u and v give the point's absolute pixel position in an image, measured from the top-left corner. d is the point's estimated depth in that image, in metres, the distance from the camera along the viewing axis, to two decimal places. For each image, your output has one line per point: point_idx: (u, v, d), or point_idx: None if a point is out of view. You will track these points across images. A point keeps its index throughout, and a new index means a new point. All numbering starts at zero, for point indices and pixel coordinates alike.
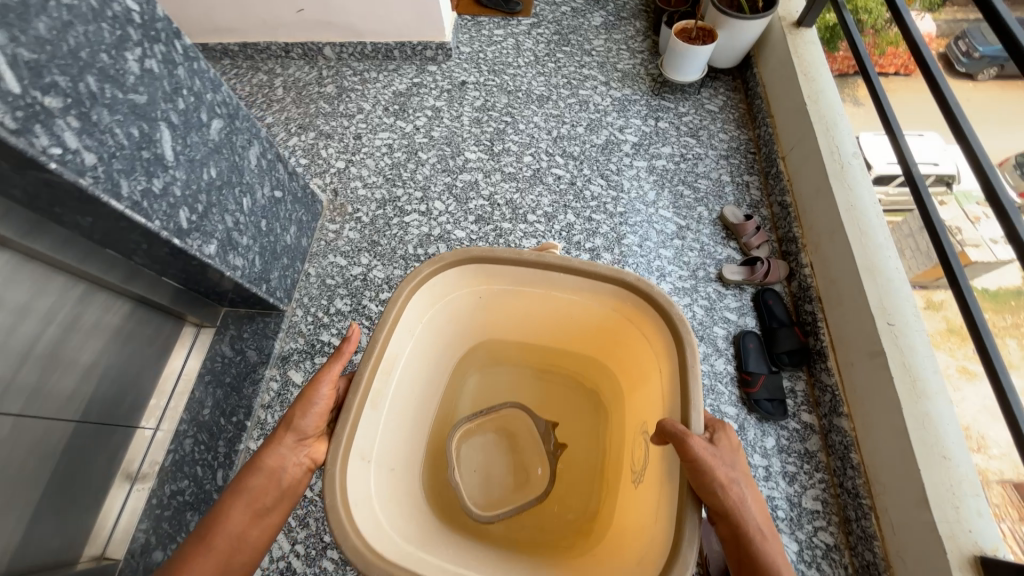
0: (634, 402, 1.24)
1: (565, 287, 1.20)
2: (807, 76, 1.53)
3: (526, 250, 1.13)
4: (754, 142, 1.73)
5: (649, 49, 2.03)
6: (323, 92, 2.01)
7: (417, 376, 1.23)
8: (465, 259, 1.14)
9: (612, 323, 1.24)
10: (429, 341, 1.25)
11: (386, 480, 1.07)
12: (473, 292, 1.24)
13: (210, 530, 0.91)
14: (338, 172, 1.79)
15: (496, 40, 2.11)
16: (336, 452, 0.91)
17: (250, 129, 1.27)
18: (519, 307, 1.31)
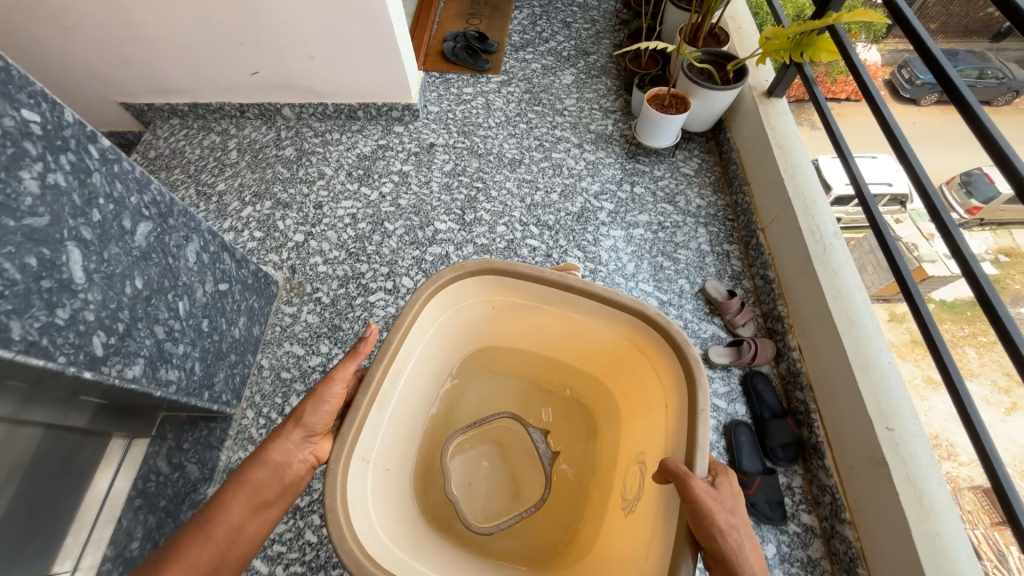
0: (633, 426, 1.24)
1: (579, 310, 1.22)
2: (780, 147, 1.51)
3: (547, 269, 1.16)
4: (731, 207, 1.70)
5: (622, 108, 2.00)
6: (281, 156, 1.88)
7: (419, 383, 1.25)
8: (483, 272, 1.18)
9: (623, 353, 1.25)
10: (436, 348, 1.28)
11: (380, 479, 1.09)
12: (486, 304, 1.28)
13: (210, 523, 0.92)
14: (297, 246, 1.66)
15: (465, 99, 2.04)
16: (338, 455, 0.93)
17: (187, 224, 1.14)
18: (527, 321, 1.34)
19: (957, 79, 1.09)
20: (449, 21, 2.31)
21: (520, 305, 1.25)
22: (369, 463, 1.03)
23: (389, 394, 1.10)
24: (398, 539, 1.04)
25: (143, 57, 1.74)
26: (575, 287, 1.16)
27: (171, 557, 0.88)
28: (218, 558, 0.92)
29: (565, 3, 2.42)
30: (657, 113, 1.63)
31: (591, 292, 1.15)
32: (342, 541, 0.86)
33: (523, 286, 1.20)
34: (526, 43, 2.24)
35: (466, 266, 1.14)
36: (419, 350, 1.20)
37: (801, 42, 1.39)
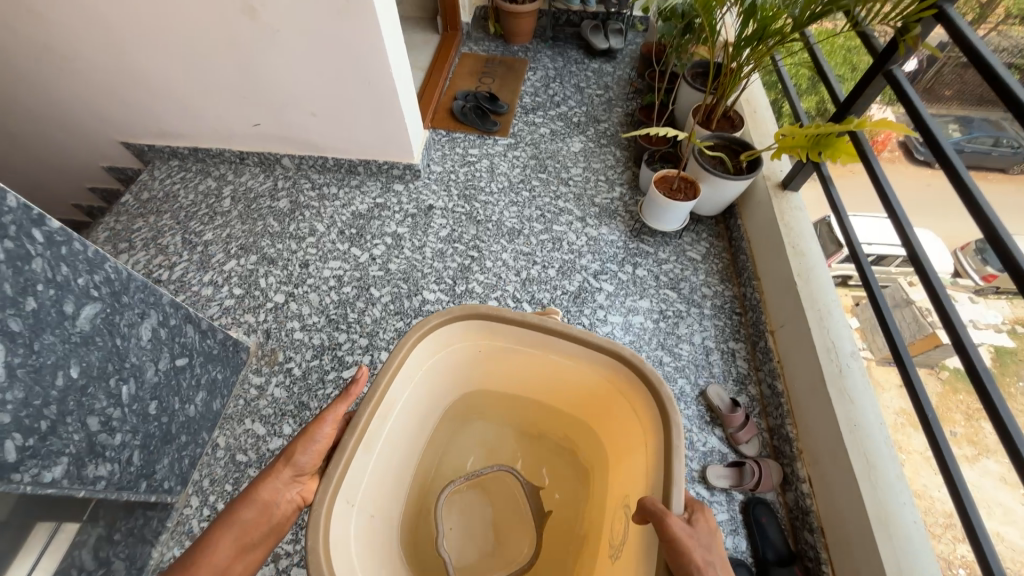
0: (619, 475, 1.20)
1: (558, 351, 1.21)
2: (795, 248, 1.42)
3: (530, 314, 1.16)
4: (739, 300, 1.59)
5: (629, 181, 1.94)
6: (274, 208, 1.83)
7: (408, 425, 1.21)
8: (471, 316, 1.17)
9: (604, 395, 1.23)
10: (427, 388, 1.26)
11: (364, 521, 1.04)
12: (476, 348, 1.26)
13: (195, 563, 0.88)
14: (276, 308, 1.57)
15: (469, 161, 2.00)
16: (323, 494, 0.88)
17: (147, 300, 1.06)
18: (515, 364, 1.32)
19: (945, 143, 1.08)
20: (461, 79, 2.34)
21: (507, 348, 1.24)
22: (352, 505, 0.99)
23: (377, 433, 1.06)
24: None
25: (146, 101, 1.72)
26: (553, 329, 1.15)
27: None
28: None
29: (580, 68, 2.42)
30: (662, 198, 1.57)
31: (569, 334, 1.15)
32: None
33: (510, 331, 1.20)
34: (537, 106, 2.22)
35: (453, 313, 1.12)
36: (410, 390, 1.17)
37: (818, 141, 1.30)
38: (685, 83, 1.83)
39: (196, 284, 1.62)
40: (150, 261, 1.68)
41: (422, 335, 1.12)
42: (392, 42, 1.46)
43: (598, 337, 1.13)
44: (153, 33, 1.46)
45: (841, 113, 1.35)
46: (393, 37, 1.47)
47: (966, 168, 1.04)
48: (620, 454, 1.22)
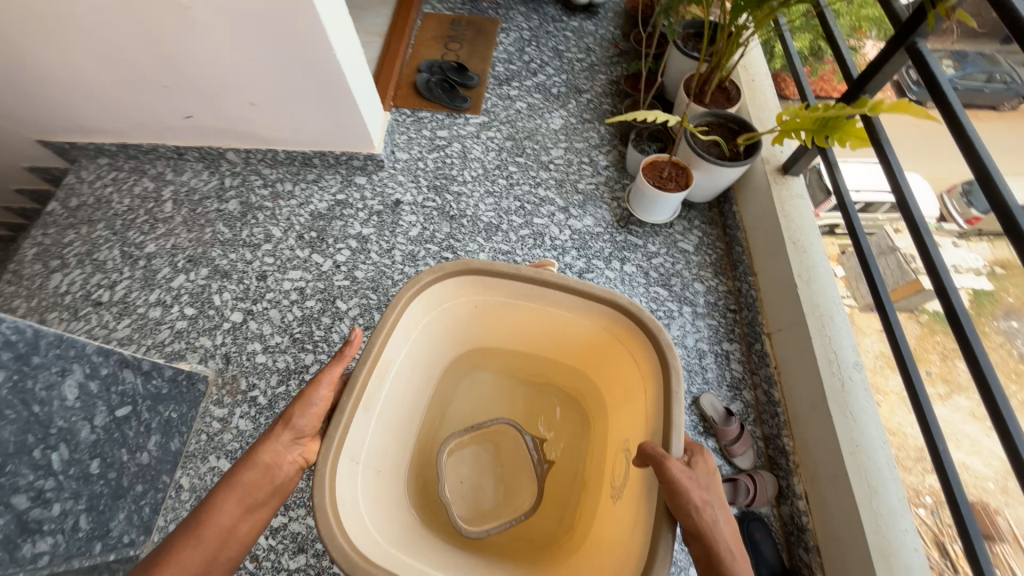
0: (620, 419, 1.21)
1: (554, 305, 1.20)
2: (795, 243, 1.31)
3: (524, 267, 1.14)
4: (733, 294, 1.50)
5: (616, 163, 1.77)
6: (222, 211, 1.64)
7: (406, 387, 1.21)
8: (464, 271, 1.15)
9: (601, 345, 1.23)
10: (422, 349, 1.24)
11: (371, 477, 1.05)
12: (471, 304, 1.24)
13: (200, 523, 0.87)
14: (234, 328, 1.43)
15: (438, 145, 1.80)
16: (326, 452, 0.89)
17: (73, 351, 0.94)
18: (513, 318, 1.30)
19: (942, 77, 0.99)
20: (424, 45, 2.08)
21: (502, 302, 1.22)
22: (357, 463, 0.99)
23: (376, 396, 1.06)
24: (393, 535, 1.01)
25: (54, 94, 1.48)
26: (544, 282, 1.14)
27: (160, 559, 0.83)
28: (208, 561, 0.86)
29: (557, 27, 2.15)
30: (652, 189, 1.42)
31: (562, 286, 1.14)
32: (333, 540, 0.83)
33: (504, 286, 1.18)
34: (512, 75, 1.99)
35: (446, 269, 1.10)
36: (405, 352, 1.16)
37: (827, 123, 1.15)
38: (675, 50, 1.61)
39: (142, 305, 1.47)
40: (87, 281, 1.51)
41: (416, 293, 1.10)
42: (333, 21, 1.25)
43: (596, 287, 1.13)
44: (44, 15, 1.21)
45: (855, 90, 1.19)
46: (334, 14, 1.25)
47: (963, 107, 0.97)
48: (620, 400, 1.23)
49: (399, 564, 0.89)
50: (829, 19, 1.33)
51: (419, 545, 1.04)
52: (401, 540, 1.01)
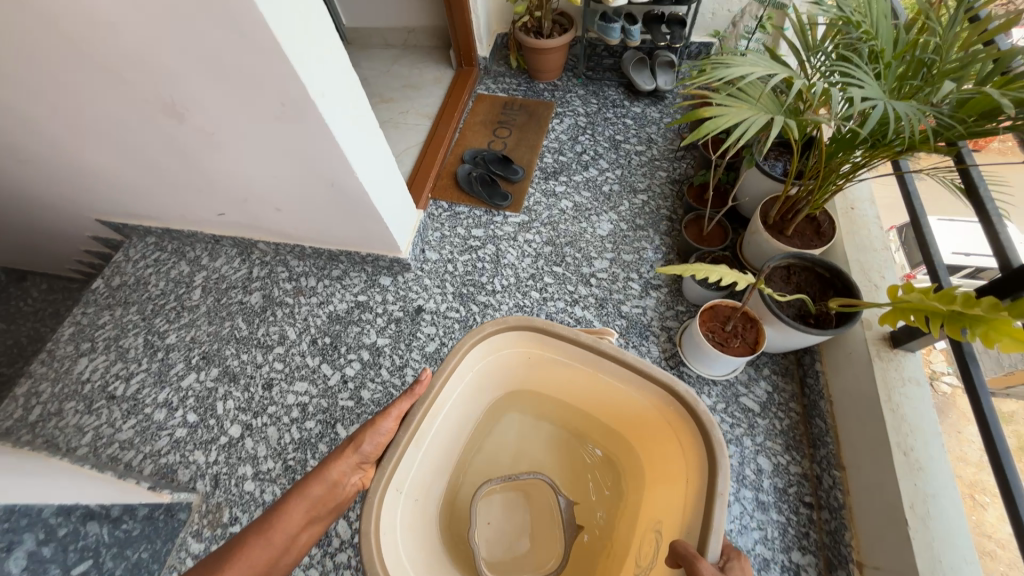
0: (656, 496, 1.11)
1: (610, 374, 1.13)
2: (906, 455, 0.98)
3: (584, 334, 1.09)
4: (810, 482, 1.17)
5: (669, 282, 1.53)
6: (245, 304, 1.60)
7: (450, 428, 1.18)
8: (524, 326, 1.13)
9: (649, 421, 1.13)
10: (473, 391, 1.21)
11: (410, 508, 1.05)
12: (525, 356, 1.20)
13: (272, 525, 0.92)
14: (229, 445, 1.34)
15: (471, 247, 1.67)
16: (377, 482, 0.91)
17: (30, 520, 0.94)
18: (562, 376, 1.24)
19: None
20: (472, 130, 1.99)
21: (559, 361, 1.17)
22: (400, 493, 0.99)
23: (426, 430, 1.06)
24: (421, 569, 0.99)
25: (108, 188, 1.53)
26: (607, 352, 1.07)
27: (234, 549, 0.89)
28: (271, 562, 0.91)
29: (617, 113, 1.98)
30: (710, 344, 1.17)
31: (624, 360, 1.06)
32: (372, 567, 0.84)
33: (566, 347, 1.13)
34: (560, 168, 1.84)
35: (509, 321, 1.08)
36: (456, 394, 1.14)
37: (961, 313, 0.85)
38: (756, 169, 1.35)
39: (151, 404, 1.43)
40: (108, 369, 1.51)
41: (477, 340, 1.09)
42: (356, 147, 1.15)
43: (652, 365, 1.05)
44: (95, 135, 1.25)
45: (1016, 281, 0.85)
46: (359, 139, 1.16)
47: None
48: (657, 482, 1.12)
49: None
50: (976, 174, 1.00)
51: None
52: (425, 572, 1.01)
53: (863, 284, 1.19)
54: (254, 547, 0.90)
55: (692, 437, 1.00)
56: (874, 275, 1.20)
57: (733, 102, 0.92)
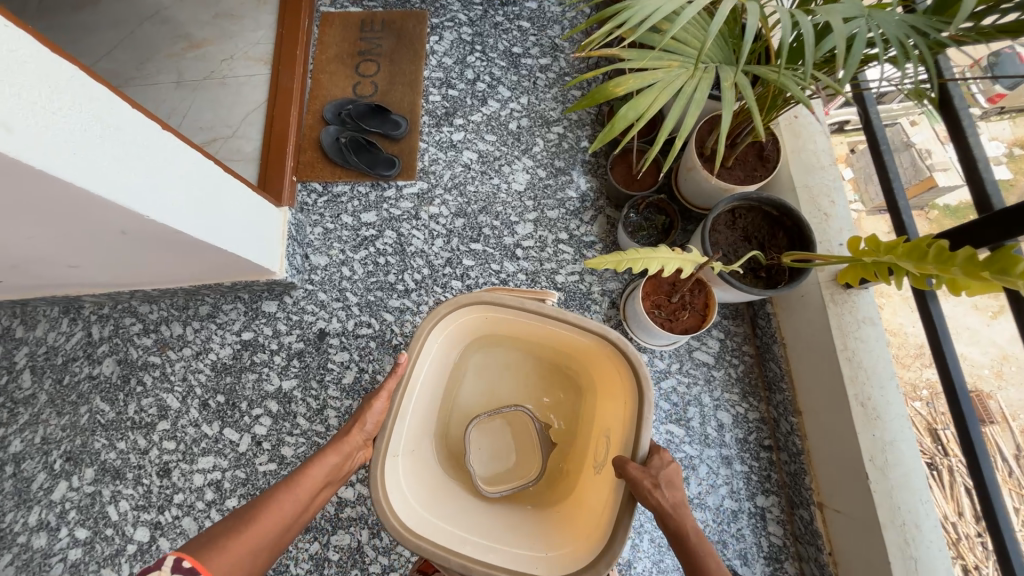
0: (604, 404, 1.10)
1: (562, 325, 1.06)
2: (864, 406, 0.94)
3: (530, 301, 1.01)
4: (768, 425, 1.15)
5: (603, 236, 1.33)
6: (97, 378, 1.26)
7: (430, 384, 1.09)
8: (478, 300, 1.02)
9: (596, 358, 1.08)
10: (451, 342, 1.10)
11: (409, 462, 1.02)
12: (483, 319, 1.10)
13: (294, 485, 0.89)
14: (141, 552, 1.14)
15: (365, 238, 1.34)
16: (377, 454, 0.90)
17: None
18: (520, 330, 1.14)
19: None
20: (327, 71, 1.50)
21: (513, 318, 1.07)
22: (398, 457, 0.98)
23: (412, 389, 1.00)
24: (425, 501, 0.99)
25: None
26: (550, 314, 1.01)
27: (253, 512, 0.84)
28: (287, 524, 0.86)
29: (508, 14, 1.54)
30: (659, 321, 1.04)
31: (565, 319, 1.01)
32: (388, 520, 0.86)
33: (511, 309, 1.03)
34: (452, 107, 1.45)
35: (463, 300, 0.99)
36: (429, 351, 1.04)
37: (933, 255, 0.70)
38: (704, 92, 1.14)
39: (22, 532, 1.15)
40: None
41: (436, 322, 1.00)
42: (122, 180, 0.76)
43: (590, 320, 1.00)
44: None
45: (1005, 227, 0.81)
46: (123, 165, 0.77)
47: None
48: (604, 394, 1.11)
49: (437, 531, 0.93)
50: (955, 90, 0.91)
51: (449, 511, 1.01)
52: (430, 503, 1.01)
53: (813, 215, 1.04)
54: (280, 502, 0.87)
55: (621, 363, 0.99)
56: (825, 202, 1.05)
57: (651, 59, 0.71)
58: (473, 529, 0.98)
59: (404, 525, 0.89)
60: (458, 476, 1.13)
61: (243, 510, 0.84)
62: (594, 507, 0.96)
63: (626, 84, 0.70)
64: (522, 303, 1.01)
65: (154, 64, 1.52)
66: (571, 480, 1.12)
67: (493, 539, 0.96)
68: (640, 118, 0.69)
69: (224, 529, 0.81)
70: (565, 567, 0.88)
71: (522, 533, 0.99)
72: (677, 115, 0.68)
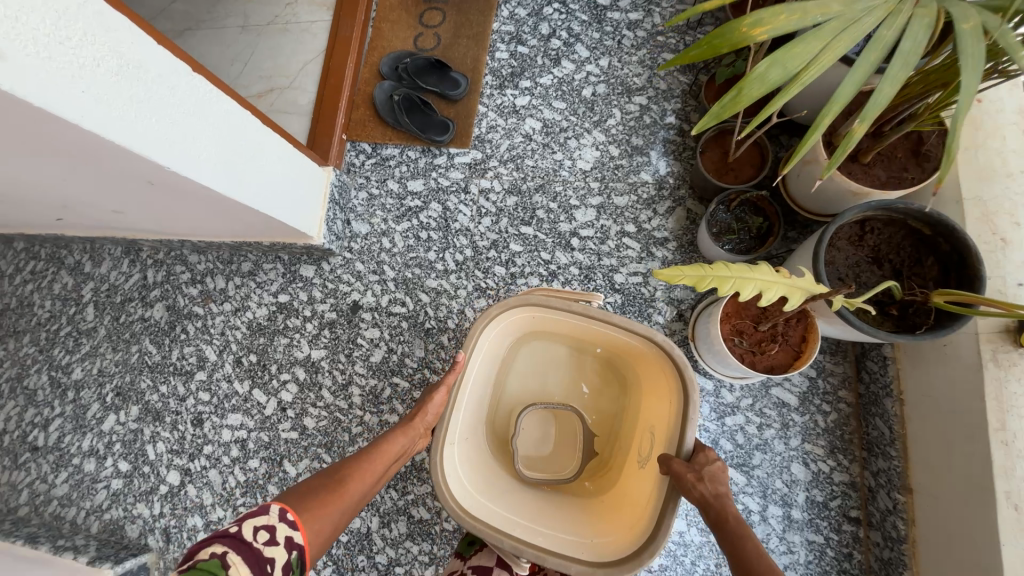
0: (646, 406, 0.96)
1: (608, 328, 0.92)
2: (1018, 510, 0.70)
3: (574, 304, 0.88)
4: (858, 494, 0.92)
5: (677, 233, 1.12)
6: (148, 321, 1.29)
7: (484, 370, 0.98)
8: (532, 302, 0.90)
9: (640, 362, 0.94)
10: (506, 328, 0.96)
11: (464, 441, 0.94)
12: (533, 317, 0.97)
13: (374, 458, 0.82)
14: (171, 494, 1.18)
15: (409, 209, 1.24)
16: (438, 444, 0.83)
17: None
18: (568, 327, 1.00)
19: None
20: (389, 20, 1.37)
21: (562, 317, 0.93)
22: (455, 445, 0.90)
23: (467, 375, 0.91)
24: (476, 482, 0.91)
25: None
26: (594, 316, 0.89)
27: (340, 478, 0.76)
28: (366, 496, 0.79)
29: None
30: (738, 353, 0.84)
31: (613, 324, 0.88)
32: (446, 501, 0.80)
33: (557, 311, 0.92)
34: (520, 66, 1.27)
35: (519, 302, 0.88)
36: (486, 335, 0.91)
37: None
38: (843, 60, 0.87)
39: (77, 454, 1.24)
40: (22, 417, 1.30)
41: (494, 317, 0.90)
42: (142, 125, 0.69)
43: (634, 325, 0.87)
44: None
45: None
46: (143, 108, 0.69)
47: None
48: (648, 392, 0.96)
49: (487, 512, 0.86)
50: None
51: (498, 493, 0.92)
52: (479, 481, 0.92)
53: (983, 239, 0.77)
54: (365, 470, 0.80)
55: (665, 365, 0.86)
56: (1004, 221, 0.77)
57: None
58: (522, 512, 0.89)
59: (459, 503, 0.82)
60: (502, 454, 1.03)
61: (333, 470, 0.77)
62: (632, 507, 0.85)
63: (775, 23, 0.51)
64: (564, 303, 0.89)
65: (223, 6, 1.47)
66: (613, 470, 0.98)
67: (539, 523, 0.87)
68: (793, 79, 0.52)
69: (316, 485, 0.73)
70: (613, 562, 0.76)
71: (572, 522, 0.88)
72: (861, 75, 0.50)
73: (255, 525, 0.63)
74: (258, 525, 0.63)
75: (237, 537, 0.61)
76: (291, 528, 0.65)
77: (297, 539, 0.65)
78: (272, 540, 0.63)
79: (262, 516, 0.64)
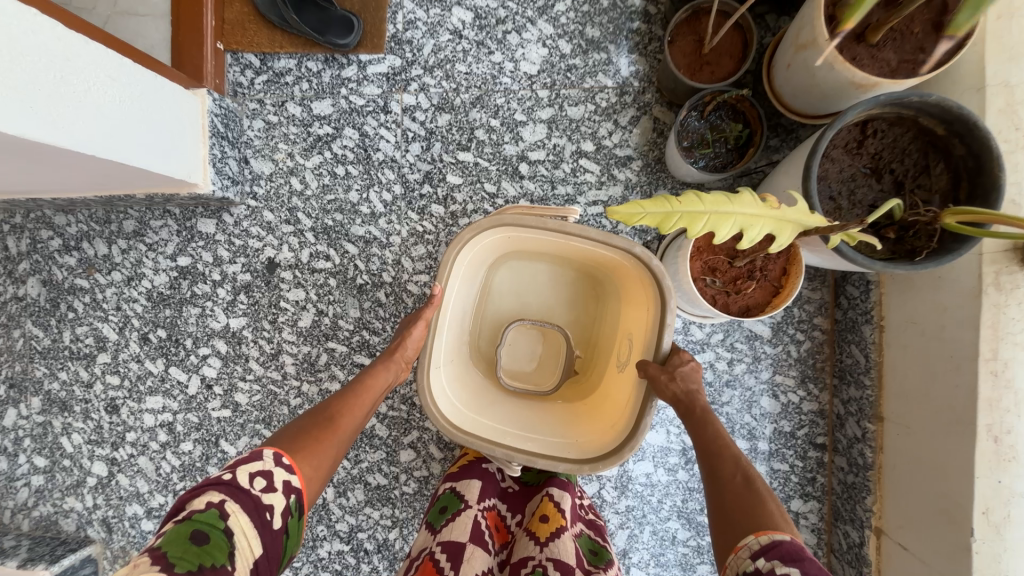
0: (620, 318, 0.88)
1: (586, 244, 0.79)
2: (997, 442, 0.65)
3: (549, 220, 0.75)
4: (826, 421, 0.88)
5: (642, 149, 0.94)
6: (24, 301, 1.08)
7: (463, 295, 0.85)
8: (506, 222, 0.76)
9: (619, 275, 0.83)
10: (481, 250, 0.81)
11: (452, 362, 0.85)
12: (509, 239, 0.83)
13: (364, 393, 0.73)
14: (102, 485, 1.07)
15: (318, 138, 1.00)
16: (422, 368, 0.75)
17: None
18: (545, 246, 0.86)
19: None
20: None
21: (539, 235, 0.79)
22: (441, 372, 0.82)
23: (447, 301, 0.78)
24: (466, 399, 0.84)
25: None
26: (570, 233, 0.76)
27: (333, 415, 0.68)
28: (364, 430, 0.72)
29: None
30: (710, 296, 0.73)
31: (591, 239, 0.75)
32: (433, 417, 0.75)
33: (532, 229, 0.78)
34: None
35: (493, 221, 0.74)
36: (460, 258, 0.78)
37: None
38: None
39: None
40: None
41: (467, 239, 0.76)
42: None
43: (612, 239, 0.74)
44: None
45: None
46: None
47: None
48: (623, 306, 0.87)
49: (476, 424, 0.80)
50: None
51: (488, 405, 0.85)
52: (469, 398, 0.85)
53: (1001, 136, 0.64)
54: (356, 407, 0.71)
55: (642, 277, 0.75)
56: None
57: None
58: (512, 421, 0.83)
59: (448, 421, 0.77)
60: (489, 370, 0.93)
61: (323, 407, 0.70)
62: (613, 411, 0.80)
63: None
64: (538, 221, 0.76)
65: None
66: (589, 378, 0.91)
67: (527, 430, 0.81)
68: None
69: (308, 425, 0.66)
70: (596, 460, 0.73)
71: (561, 426, 0.83)
72: None
73: (250, 472, 0.58)
74: (253, 472, 0.58)
75: (233, 484, 0.56)
76: (287, 472, 0.60)
77: (294, 483, 0.60)
78: (270, 486, 0.58)
79: (257, 463, 0.58)
